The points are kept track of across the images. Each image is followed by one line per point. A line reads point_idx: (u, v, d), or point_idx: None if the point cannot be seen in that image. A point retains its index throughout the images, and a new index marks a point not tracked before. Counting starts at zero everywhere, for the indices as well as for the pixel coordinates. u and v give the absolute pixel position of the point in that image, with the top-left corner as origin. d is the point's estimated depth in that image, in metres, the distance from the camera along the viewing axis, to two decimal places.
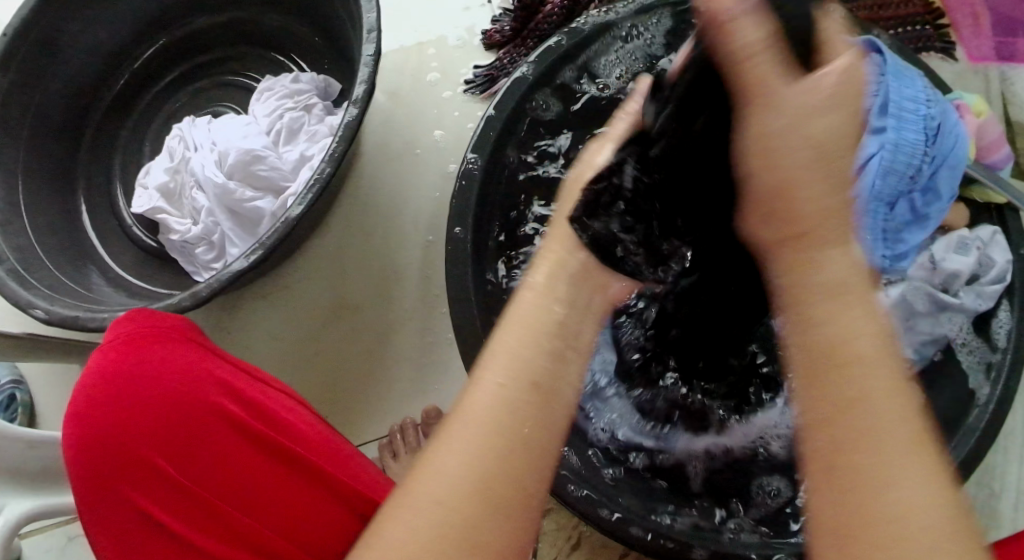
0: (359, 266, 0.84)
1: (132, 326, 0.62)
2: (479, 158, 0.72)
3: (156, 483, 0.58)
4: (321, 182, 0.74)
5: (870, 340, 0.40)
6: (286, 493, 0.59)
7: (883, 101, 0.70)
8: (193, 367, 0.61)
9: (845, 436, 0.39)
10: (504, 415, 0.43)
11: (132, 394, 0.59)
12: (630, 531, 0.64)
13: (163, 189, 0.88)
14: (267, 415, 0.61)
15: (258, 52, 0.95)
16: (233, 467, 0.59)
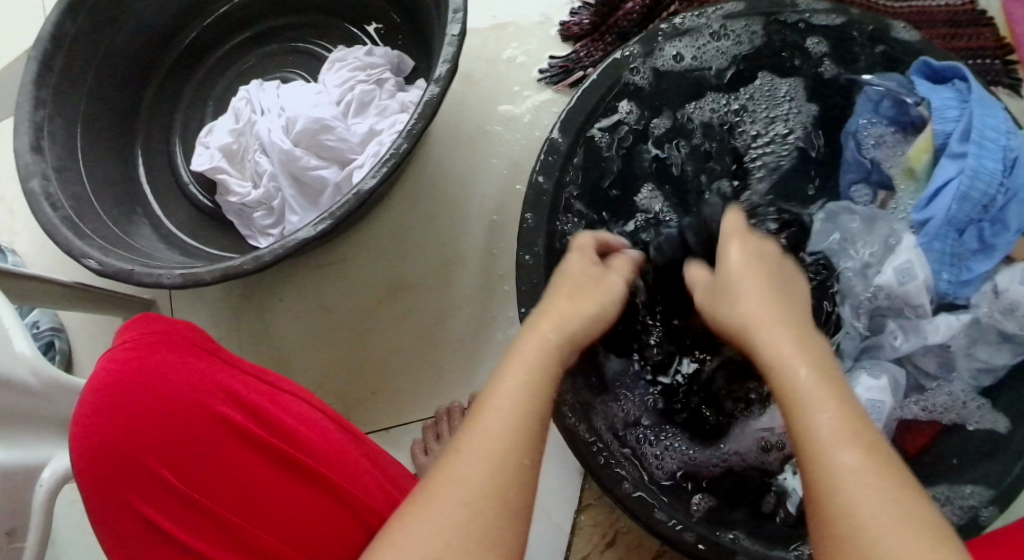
0: (420, 245, 0.84)
1: (143, 332, 0.64)
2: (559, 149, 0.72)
3: (160, 493, 0.62)
4: (397, 158, 0.74)
5: (814, 382, 0.50)
6: (288, 501, 0.62)
7: (966, 129, 0.71)
8: (202, 378, 0.64)
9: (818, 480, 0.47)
10: (506, 427, 0.52)
11: (140, 404, 0.62)
12: (682, 536, 0.65)
13: (225, 149, 0.87)
14: (270, 425, 0.63)
15: (331, 22, 0.94)
16: (236, 479, 0.63)
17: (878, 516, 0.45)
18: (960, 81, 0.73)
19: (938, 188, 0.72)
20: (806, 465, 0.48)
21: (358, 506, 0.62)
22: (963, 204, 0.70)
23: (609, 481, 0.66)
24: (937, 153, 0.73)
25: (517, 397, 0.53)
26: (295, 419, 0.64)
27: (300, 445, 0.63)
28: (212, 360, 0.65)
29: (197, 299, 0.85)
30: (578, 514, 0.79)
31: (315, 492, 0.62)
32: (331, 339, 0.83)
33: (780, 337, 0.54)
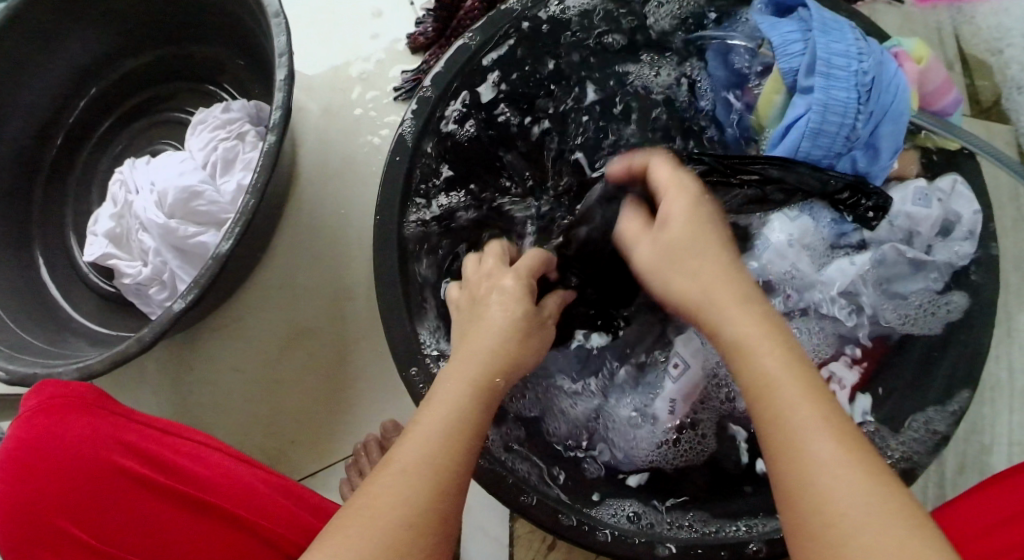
0: (311, 288, 0.86)
1: (41, 403, 0.67)
2: (411, 126, 0.73)
3: (67, 547, 0.64)
4: (247, 215, 0.75)
5: (774, 357, 0.50)
6: (173, 529, 0.65)
7: (812, 61, 0.69)
8: (105, 434, 0.67)
9: (795, 478, 0.48)
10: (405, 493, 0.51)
11: (45, 463, 0.66)
12: (594, 536, 0.64)
13: (111, 234, 0.88)
14: (162, 464, 0.67)
15: (191, 86, 0.95)
16: (144, 521, 0.65)
17: (835, 473, 0.47)
18: (801, 10, 0.74)
19: (789, 125, 0.71)
20: (785, 474, 0.48)
21: (258, 529, 0.66)
22: (817, 139, 0.70)
23: (509, 495, 0.65)
24: (788, 90, 0.72)
25: (413, 446, 0.53)
26: (191, 461, 0.68)
27: (189, 480, 0.67)
28: (113, 420, 0.68)
29: (115, 385, 0.86)
30: (513, 524, 0.78)
31: (190, 517, 0.66)
32: (253, 396, 0.85)
33: (746, 325, 0.52)
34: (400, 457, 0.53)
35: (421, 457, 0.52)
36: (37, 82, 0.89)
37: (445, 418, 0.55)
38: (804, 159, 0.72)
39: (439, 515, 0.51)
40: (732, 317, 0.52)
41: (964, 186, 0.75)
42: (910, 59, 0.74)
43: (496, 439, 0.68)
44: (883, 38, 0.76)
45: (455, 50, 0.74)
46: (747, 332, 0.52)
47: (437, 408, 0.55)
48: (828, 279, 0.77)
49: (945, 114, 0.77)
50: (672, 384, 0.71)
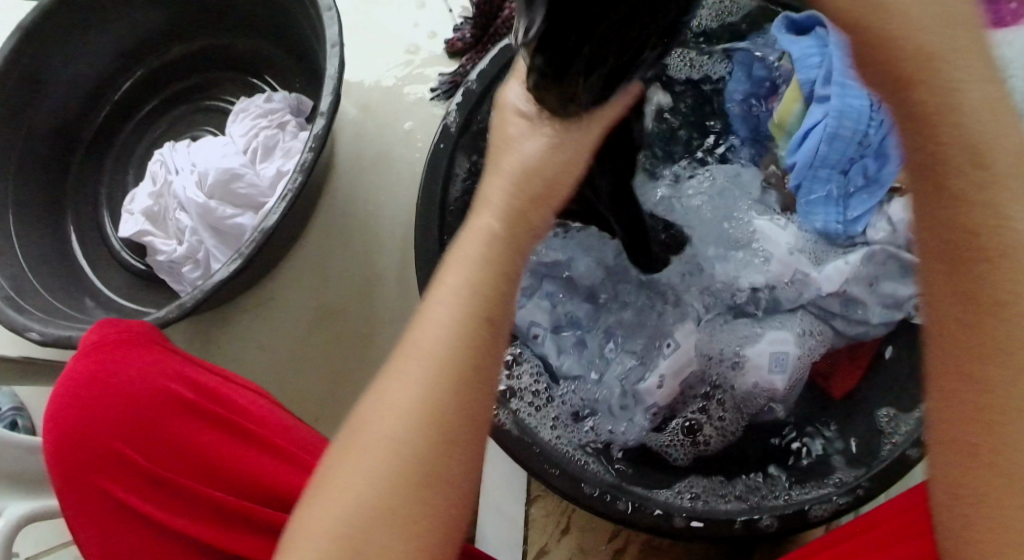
0: (341, 271, 0.89)
1: (93, 339, 0.67)
2: (455, 116, 0.78)
3: (130, 473, 0.64)
4: (295, 192, 0.79)
5: (1012, 162, 0.41)
6: (234, 458, 0.65)
7: (828, 73, 0.78)
8: (163, 367, 0.67)
9: (996, 349, 0.41)
10: (400, 448, 0.46)
11: (105, 393, 0.65)
12: (612, 504, 0.67)
13: (147, 212, 0.91)
14: (216, 396, 0.67)
15: (234, 78, 0.99)
16: (202, 453, 0.65)
17: None
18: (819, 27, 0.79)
19: (807, 131, 0.79)
20: (980, 328, 0.41)
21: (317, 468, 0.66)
22: (834, 142, 0.78)
23: (531, 461, 0.68)
24: (805, 100, 0.80)
25: (413, 387, 0.47)
26: (242, 401, 0.68)
27: (242, 414, 0.67)
28: (166, 353, 0.68)
29: None
30: (530, 506, 0.81)
31: (246, 446, 0.66)
32: (278, 374, 0.87)
33: (997, 99, 0.41)
34: (397, 379, 0.47)
35: (430, 352, 0.47)
36: (84, 61, 0.93)
37: (444, 333, 0.47)
38: (821, 161, 0.79)
39: (444, 440, 0.46)
40: (981, 99, 0.41)
41: None
42: None
43: (531, 418, 0.72)
44: None
45: (499, 51, 0.78)
46: (1004, 112, 0.41)
47: (442, 293, 0.48)
48: (826, 277, 0.79)
49: None
50: (668, 361, 0.79)
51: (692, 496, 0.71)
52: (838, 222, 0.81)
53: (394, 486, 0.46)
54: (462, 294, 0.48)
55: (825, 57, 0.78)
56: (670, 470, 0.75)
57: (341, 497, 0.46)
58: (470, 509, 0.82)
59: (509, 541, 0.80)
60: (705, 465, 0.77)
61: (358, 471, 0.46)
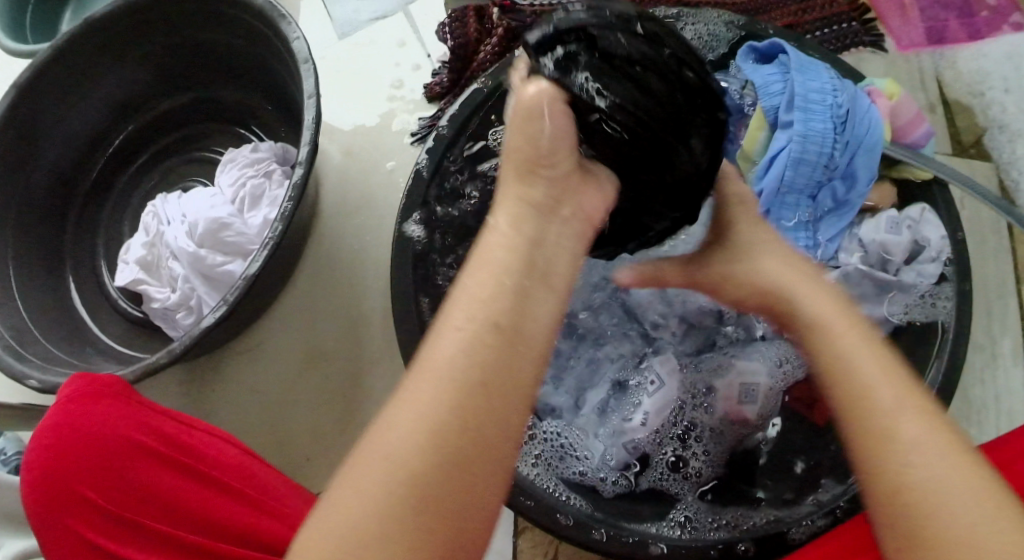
0: (329, 313, 0.91)
1: (83, 383, 0.72)
2: (428, 160, 0.81)
3: (96, 511, 0.68)
4: (276, 240, 0.81)
5: (878, 355, 0.55)
6: (201, 507, 0.69)
7: (792, 98, 0.85)
8: (130, 414, 0.71)
9: (890, 478, 0.50)
10: (428, 443, 0.47)
11: (77, 438, 0.70)
12: (592, 535, 0.70)
13: (142, 262, 0.94)
14: (189, 447, 0.71)
15: (224, 129, 1.03)
16: (161, 493, 0.69)
17: (939, 455, 0.50)
18: (782, 55, 0.88)
19: (775, 156, 0.86)
20: (878, 456, 0.51)
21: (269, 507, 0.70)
22: (801, 165, 0.85)
23: (511, 495, 0.71)
24: (770, 127, 0.88)
25: (434, 391, 0.48)
26: (206, 445, 0.72)
27: (215, 464, 0.71)
28: (134, 401, 0.72)
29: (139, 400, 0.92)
30: (517, 539, 0.85)
31: (213, 494, 0.70)
32: (270, 415, 0.90)
33: (824, 304, 0.59)
34: (415, 386, 0.49)
35: (444, 363, 0.49)
36: (79, 117, 0.96)
37: (461, 345, 0.49)
38: (789, 186, 0.86)
39: (478, 426, 0.48)
40: (816, 300, 0.59)
41: (932, 214, 0.86)
42: (881, 96, 0.91)
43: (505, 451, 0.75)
44: (860, 79, 0.93)
45: (468, 97, 0.81)
46: (826, 316, 0.58)
47: (459, 312, 0.51)
48: None
49: (917, 145, 0.93)
50: (651, 398, 0.80)
51: (670, 524, 0.73)
52: (808, 241, 0.88)
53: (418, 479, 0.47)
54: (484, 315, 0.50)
55: (787, 83, 0.85)
56: (651, 500, 0.77)
57: (365, 491, 0.47)
58: None
59: None
60: (690, 493, 0.78)
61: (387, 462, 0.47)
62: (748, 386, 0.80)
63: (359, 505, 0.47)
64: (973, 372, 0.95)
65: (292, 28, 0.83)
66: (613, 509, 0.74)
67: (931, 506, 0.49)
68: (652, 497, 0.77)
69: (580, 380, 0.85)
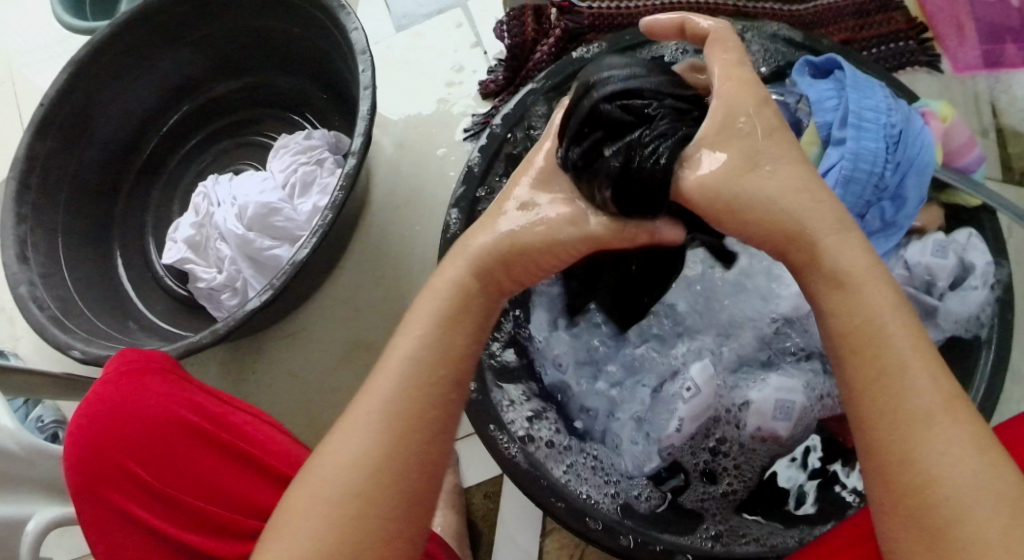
0: (372, 305, 0.92)
1: (125, 360, 0.72)
2: (479, 159, 0.81)
3: (144, 494, 0.68)
4: (325, 228, 0.82)
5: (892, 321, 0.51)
6: (239, 485, 0.70)
7: (846, 116, 0.84)
8: (179, 396, 0.72)
9: (889, 454, 0.48)
10: (355, 480, 0.53)
11: (125, 415, 0.70)
12: (619, 541, 0.72)
13: (190, 242, 0.96)
14: (228, 425, 0.72)
15: (276, 114, 1.04)
16: (210, 478, 0.69)
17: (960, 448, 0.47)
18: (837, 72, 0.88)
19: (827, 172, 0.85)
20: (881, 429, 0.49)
21: None
22: (852, 183, 0.84)
23: (543, 498, 0.73)
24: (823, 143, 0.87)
25: (371, 422, 0.54)
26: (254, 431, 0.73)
27: (250, 442, 0.72)
28: (182, 382, 0.73)
29: None
30: (544, 538, 0.86)
31: (248, 471, 0.71)
32: (308, 402, 0.91)
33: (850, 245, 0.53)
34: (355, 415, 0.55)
35: (382, 406, 0.55)
36: (134, 95, 0.98)
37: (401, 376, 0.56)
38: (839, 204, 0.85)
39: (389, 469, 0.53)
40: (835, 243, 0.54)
41: (979, 240, 0.87)
42: (936, 118, 0.90)
43: (540, 450, 0.76)
44: (915, 99, 0.92)
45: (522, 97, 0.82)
46: (852, 278, 0.52)
47: (399, 349, 0.57)
48: None
49: (967, 169, 0.92)
50: (687, 406, 0.79)
51: (697, 532, 0.74)
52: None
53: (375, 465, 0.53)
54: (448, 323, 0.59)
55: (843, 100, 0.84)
56: (681, 507, 0.78)
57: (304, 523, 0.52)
58: (487, 539, 0.87)
59: None
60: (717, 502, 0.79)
61: (348, 457, 0.54)
62: (783, 403, 0.78)
63: (327, 494, 0.52)
64: (1009, 401, 0.94)
65: (351, 19, 0.84)
66: (640, 514, 0.75)
67: (954, 527, 0.46)
68: (683, 504, 0.78)
69: (616, 384, 0.84)
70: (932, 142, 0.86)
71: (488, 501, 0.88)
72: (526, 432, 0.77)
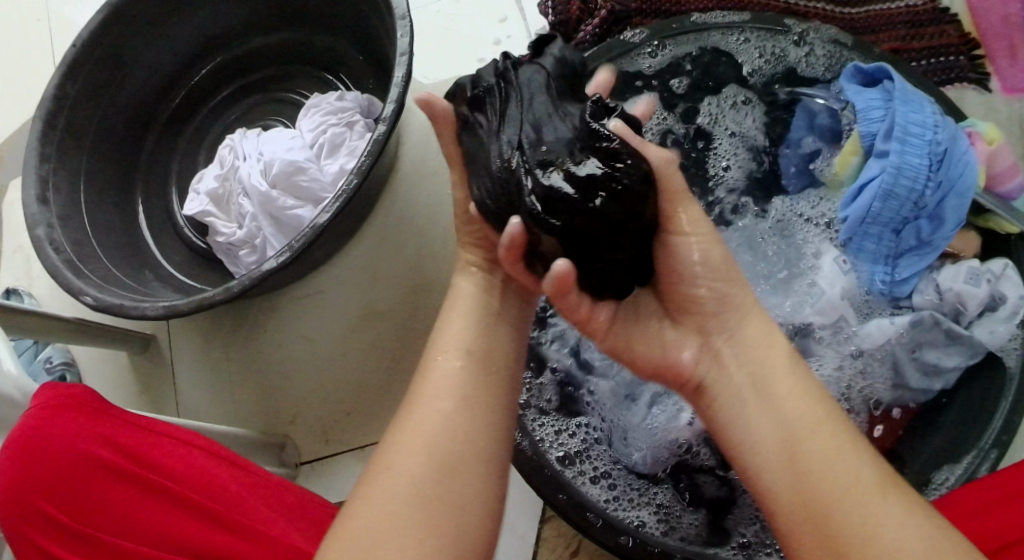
0: (391, 274, 0.91)
1: (47, 396, 0.74)
2: None
3: (59, 533, 0.72)
4: (348, 193, 0.81)
5: (816, 413, 0.55)
6: (163, 520, 0.72)
7: (891, 128, 0.82)
8: (90, 435, 0.74)
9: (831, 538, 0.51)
10: (418, 497, 0.56)
11: (45, 454, 0.72)
12: (617, 539, 0.72)
13: (212, 194, 0.95)
14: (145, 460, 0.74)
15: (311, 72, 1.02)
16: (132, 513, 0.72)
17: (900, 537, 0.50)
18: (888, 81, 0.85)
19: (865, 185, 0.84)
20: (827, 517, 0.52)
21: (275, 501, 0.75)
22: (889, 199, 0.82)
23: (546, 488, 0.73)
24: (865, 154, 0.86)
25: (417, 445, 0.57)
26: (176, 459, 0.74)
27: (163, 471, 0.74)
28: (102, 416, 0.75)
29: (189, 331, 0.96)
30: (542, 525, 0.87)
31: (173, 507, 0.73)
32: (317, 367, 0.91)
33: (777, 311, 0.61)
34: (420, 428, 0.58)
35: (437, 419, 0.59)
36: (168, 44, 0.97)
37: (461, 393, 0.60)
38: (873, 218, 0.84)
39: (463, 470, 0.57)
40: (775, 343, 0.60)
41: (1013, 271, 0.83)
42: (981, 140, 0.88)
43: (547, 438, 0.77)
44: (961, 118, 0.89)
45: None
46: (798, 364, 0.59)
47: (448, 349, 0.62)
48: (866, 333, 0.86)
49: (1009, 197, 0.89)
50: None
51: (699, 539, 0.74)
52: (884, 279, 0.87)
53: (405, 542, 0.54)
54: (463, 357, 0.62)
55: (888, 112, 0.83)
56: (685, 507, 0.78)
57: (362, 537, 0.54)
58: None
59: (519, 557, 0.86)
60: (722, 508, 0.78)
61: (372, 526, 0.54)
62: None
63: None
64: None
65: None
66: (644, 513, 0.75)
67: None
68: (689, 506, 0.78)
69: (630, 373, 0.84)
70: (977, 163, 0.84)
71: None
72: (533, 414, 0.78)
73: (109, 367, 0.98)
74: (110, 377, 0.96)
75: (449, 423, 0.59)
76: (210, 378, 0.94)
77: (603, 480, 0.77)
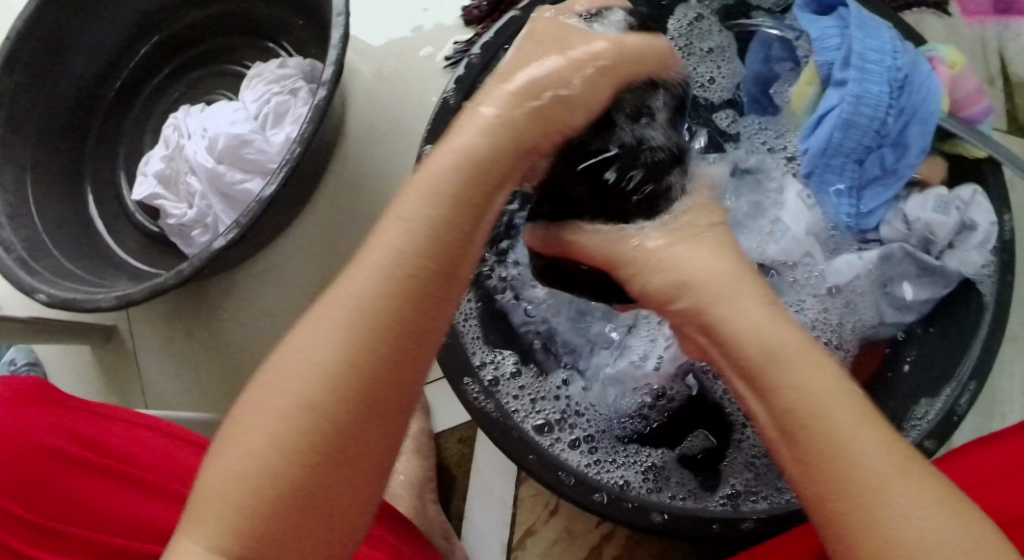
0: (347, 243, 0.89)
1: (12, 387, 0.71)
2: (455, 92, 0.77)
3: (19, 526, 0.67)
4: (293, 163, 0.79)
5: (828, 394, 0.48)
6: (128, 511, 0.69)
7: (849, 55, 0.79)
8: (57, 425, 0.70)
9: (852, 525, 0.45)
10: (298, 438, 0.46)
11: (10, 442, 0.68)
12: (591, 497, 0.69)
13: (160, 175, 0.92)
14: (114, 451, 0.71)
15: (252, 42, 0.99)
16: (99, 505, 0.69)
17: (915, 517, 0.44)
18: (842, 8, 0.82)
19: (825, 115, 0.81)
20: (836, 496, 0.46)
21: None
22: (850, 128, 0.79)
23: (514, 449, 0.70)
24: (822, 84, 0.83)
25: (309, 375, 0.46)
26: (148, 450, 0.72)
27: (131, 461, 0.71)
28: (70, 409, 0.72)
29: (151, 317, 0.93)
30: (518, 487, 0.85)
31: (139, 496, 0.70)
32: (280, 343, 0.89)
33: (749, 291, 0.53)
34: (296, 353, 0.47)
35: (327, 358, 0.47)
36: (104, 26, 0.94)
37: (355, 324, 0.47)
38: (835, 148, 0.81)
39: (351, 411, 0.47)
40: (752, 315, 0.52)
41: (984, 198, 0.80)
42: (943, 64, 0.85)
43: (509, 399, 0.74)
44: (921, 42, 0.86)
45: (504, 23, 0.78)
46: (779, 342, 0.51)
47: (381, 239, 0.49)
48: (835, 271, 0.84)
49: (974, 121, 0.87)
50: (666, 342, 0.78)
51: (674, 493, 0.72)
52: (849, 212, 0.84)
53: (280, 486, 0.46)
54: (407, 269, 0.48)
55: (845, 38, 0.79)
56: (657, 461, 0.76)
57: (233, 470, 0.46)
58: (460, 486, 0.87)
59: (497, 520, 0.85)
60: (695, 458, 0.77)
61: (244, 456, 0.46)
62: None
63: (232, 499, 0.46)
64: (1003, 362, 0.90)
65: None
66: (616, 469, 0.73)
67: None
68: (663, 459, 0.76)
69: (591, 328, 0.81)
70: (939, 88, 0.81)
71: (461, 446, 0.88)
72: (494, 379, 0.75)
73: (73, 362, 0.95)
74: (73, 371, 0.94)
75: (344, 360, 0.47)
76: (175, 363, 0.92)
77: (577, 442, 0.75)
